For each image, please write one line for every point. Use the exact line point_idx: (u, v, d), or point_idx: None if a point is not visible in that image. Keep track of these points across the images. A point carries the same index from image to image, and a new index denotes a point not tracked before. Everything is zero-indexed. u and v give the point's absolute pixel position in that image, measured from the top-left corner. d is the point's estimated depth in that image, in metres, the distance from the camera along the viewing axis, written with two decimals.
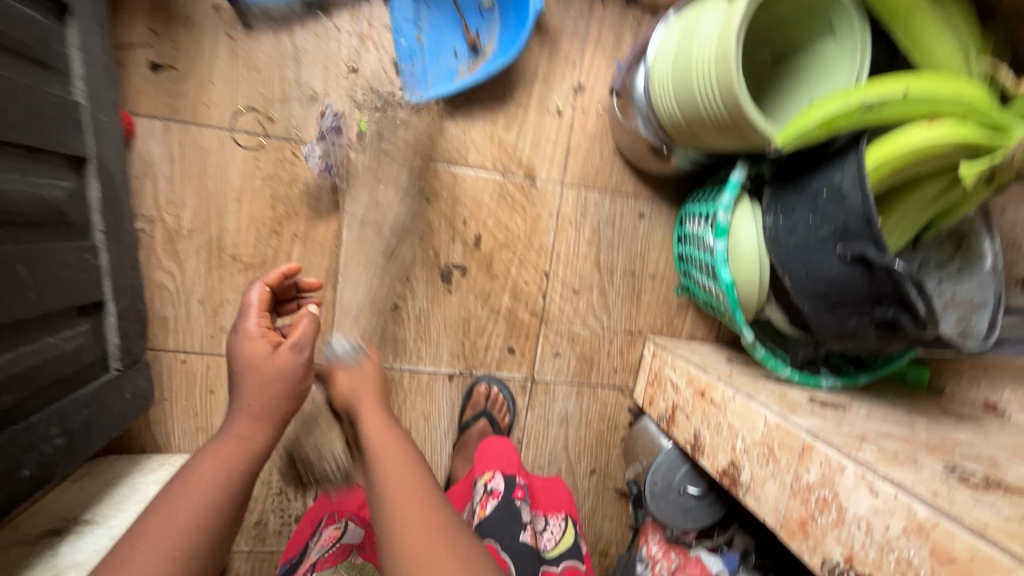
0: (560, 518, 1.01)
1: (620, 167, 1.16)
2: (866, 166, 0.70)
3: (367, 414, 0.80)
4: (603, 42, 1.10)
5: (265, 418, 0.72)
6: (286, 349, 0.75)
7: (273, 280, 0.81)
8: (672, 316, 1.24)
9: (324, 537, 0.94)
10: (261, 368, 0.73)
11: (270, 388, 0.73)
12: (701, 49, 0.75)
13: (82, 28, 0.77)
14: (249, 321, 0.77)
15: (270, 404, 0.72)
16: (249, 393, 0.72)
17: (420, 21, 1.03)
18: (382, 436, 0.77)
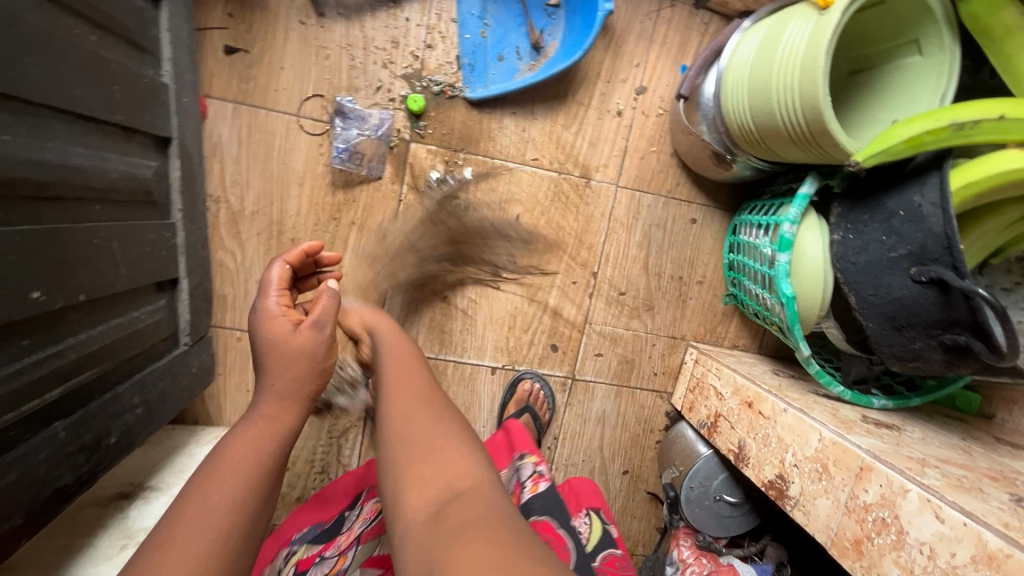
0: (584, 516, 0.96)
1: (676, 171, 1.15)
2: (950, 188, 0.69)
3: (394, 374, 0.77)
4: (670, 45, 1.09)
5: (294, 397, 0.73)
6: (306, 329, 0.76)
7: (291, 258, 0.83)
8: (716, 323, 1.24)
9: (367, 511, 0.88)
10: (282, 344, 0.74)
11: (292, 366, 0.73)
12: (783, 61, 0.74)
13: (173, 11, 0.78)
14: (271, 300, 0.79)
15: (297, 384, 0.74)
16: (278, 371, 0.73)
17: (486, 16, 1.03)
18: (413, 387, 0.74)
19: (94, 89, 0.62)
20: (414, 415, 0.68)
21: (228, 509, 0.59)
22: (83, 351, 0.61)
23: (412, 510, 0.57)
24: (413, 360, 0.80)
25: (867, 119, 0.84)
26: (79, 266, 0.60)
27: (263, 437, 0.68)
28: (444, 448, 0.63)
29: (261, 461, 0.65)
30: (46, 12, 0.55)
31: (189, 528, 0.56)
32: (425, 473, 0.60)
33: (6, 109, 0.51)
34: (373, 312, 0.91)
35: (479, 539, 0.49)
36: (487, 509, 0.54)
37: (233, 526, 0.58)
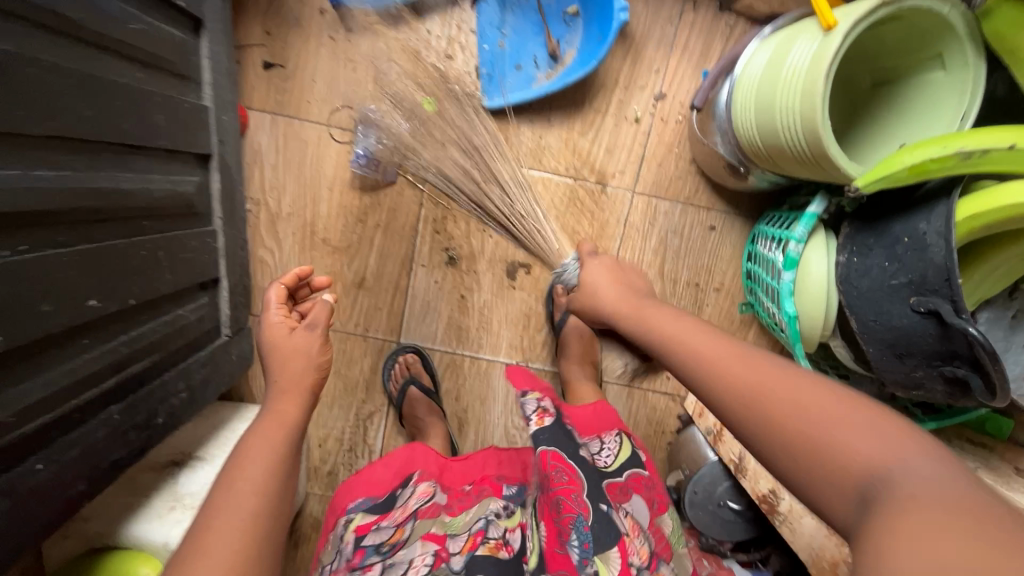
0: (615, 435, 0.96)
1: (695, 178, 1.14)
2: (955, 218, 0.67)
3: (700, 350, 0.63)
4: (690, 50, 1.08)
5: (303, 389, 0.83)
6: (301, 331, 0.86)
7: (288, 279, 0.91)
8: (732, 331, 1.23)
9: (419, 490, 0.88)
10: (280, 345, 0.85)
11: (290, 364, 0.84)
12: (786, 81, 0.74)
13: (212, 39, 0.87)
14: (272, 312, 0.88)
15: (299, 376, 0.83)
16: (281, 373, 0.83)
17: (504, 27, 1.06)
18: (724, 355, 0.61)
19: (141, 121, 0.71)
20: (759, 382, 0.55)
21: (260, 493, 0.69)
22: (134, 345, 0.72)
23: (842, 510, 0.45)
24: (700, 329, 0.68)
25: (885, 137, 0.82)
26: (131, 275, 0.71)
27: (277, 432, 0.77)
28: (849, 418, 0.48)
29: (279, 450, 0.75)
30: (99, 59, 0.64)
31: (247, 493, 0.68)
32: (772, 395, 0.53)
33: (68, 148, 0.60)
34: (609, 281, 0.88)
35: (945, 522, 0.36)
36: (930, 478, 0.41)
37: (260, 506, 0.68)
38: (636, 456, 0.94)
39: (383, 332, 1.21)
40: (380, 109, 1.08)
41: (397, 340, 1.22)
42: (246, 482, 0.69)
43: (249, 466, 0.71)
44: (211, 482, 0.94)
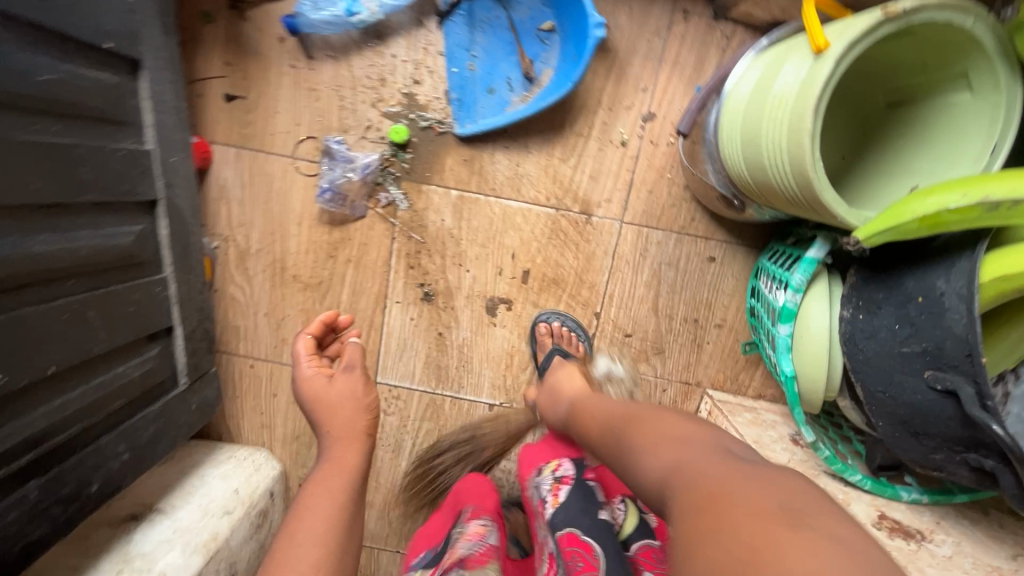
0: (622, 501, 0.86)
1: (691, 205, 1.03)
2: (980, 278, 0.56)
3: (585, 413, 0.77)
4: (681, 65, 0.97)
5: (355, 437, 0.89)
6: (338, 377, 0.93)
7: (315, 326, 0.97)
8: (737, 371, 1.10)
9: (471, 532, 0.86)
10: (323, 396, 0.91)
11: (340, 410, 0.90)
12: (772, 113, 0.62)
13: (154, 79, 0.83)
14: (305, 365, 0.94)
15: (351, 418, 0.90)
16: (330, 423, 0.90)
17: (474, 47, 0.98)
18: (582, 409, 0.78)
19: (59, 177, 0.66)
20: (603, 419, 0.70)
21: (320, 546, 0.73)
22: (58, 416, 0.68)
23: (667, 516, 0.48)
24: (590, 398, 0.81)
25: (902, 167, 0.70)
26: (51, 342, 0.66)
27: (335, 480, 0.82)
28: (650, 424, 0.60)
29: (344, 497, 0.81)
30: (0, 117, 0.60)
31: (305, 545, 0.72)
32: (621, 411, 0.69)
33: None
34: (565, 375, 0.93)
35: (726, 522, 0.39)
36: (708, 476, 0.45)
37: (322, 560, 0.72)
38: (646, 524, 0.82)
39: None
40: (344, 141, 1.02)
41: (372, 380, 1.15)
42: (307, 533, 0.74)
43: (307, 518, 0.76)
44: (165, 538, 0.89)
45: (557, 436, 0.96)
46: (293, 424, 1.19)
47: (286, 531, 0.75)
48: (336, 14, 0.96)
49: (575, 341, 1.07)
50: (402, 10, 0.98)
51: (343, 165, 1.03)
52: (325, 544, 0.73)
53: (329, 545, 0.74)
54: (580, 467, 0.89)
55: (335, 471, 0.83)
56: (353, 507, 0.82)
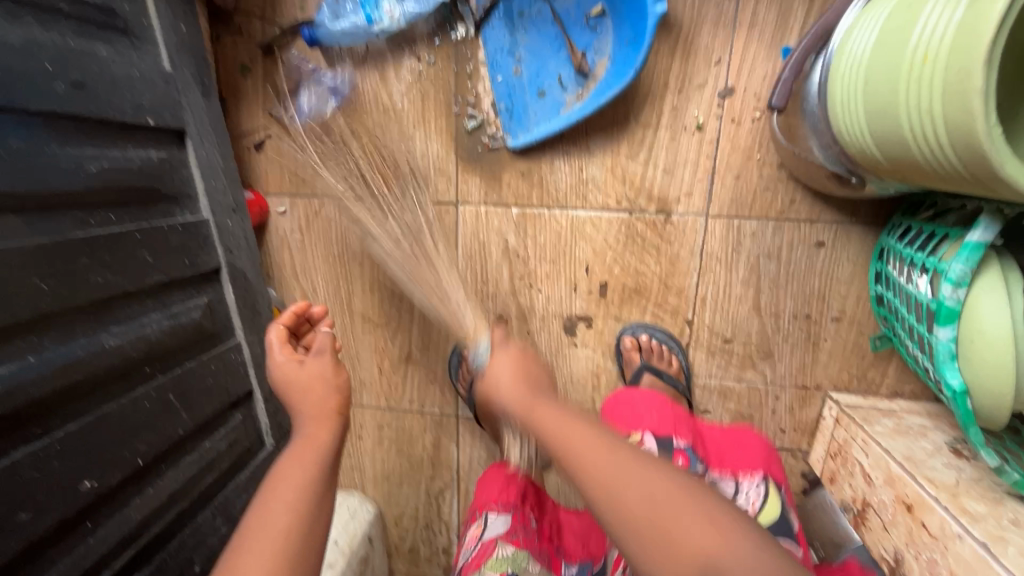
0: (756, 480, 0.82)
1: (789, 185, 0.88)
2: None
3: (558, 434, 0.60)
4: (760, 26, 0.83)
5: (330, 415, 0.64)
6: (311, 360, 0.68)
7: (289, 317, 0.73)
8: (864, 368, 0.95)
9: (470, 538, 0.84)
10: (291, 384, 0.67)
11: (311, 395, 0.65)
12: (913, 74, 0.49)
13: (200, 144, 0.80)
14: (275, 354, 0.69)
15: (323, 401, 0.65)
16: (302, 407, 0.65)
17: (517, 49, 0.89)
18: (580, 430, 0.59)
19: (120, 265, 0.65)
20: (614, 468, 0.55)
21: (294, 511, 0.54)
22: (150, 507, 0.67)
23: None
24: (553, 404, 0.65)
25: None
26: (136, 433, 0.66)
27: (310, 452, 0.60)
28: (618, 462, 0.55)
29: (319, 469, 0.59)
30: (53, 219, 0.58)
31: (277, 512, 0.53)
32: (560, 427, 0.60)
33: (33, 329, 0.56)
34: (508, 370, 0.71)
35: None
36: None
37: (296, 524, 0.53)
38: (785, 520, 0.78)
39: (439, 407, 1.11)
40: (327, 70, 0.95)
41: (454, 413, 1.11)
42: (278, 504, 0.54)
43: (283, 480, 0.56)
44: None
45: (643, 394, 0.89)
46: (381, 464, 1.17)
47: (257, 497, 0.56)
48: (357, 23, 0.88)
49: (666, 354, 0.97)
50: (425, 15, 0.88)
51: (313, 92, 0.95)
52: (300, 509, 0.54)
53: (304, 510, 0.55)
54: (669, 452, 0.81)
55: (311, 442, 0.61)
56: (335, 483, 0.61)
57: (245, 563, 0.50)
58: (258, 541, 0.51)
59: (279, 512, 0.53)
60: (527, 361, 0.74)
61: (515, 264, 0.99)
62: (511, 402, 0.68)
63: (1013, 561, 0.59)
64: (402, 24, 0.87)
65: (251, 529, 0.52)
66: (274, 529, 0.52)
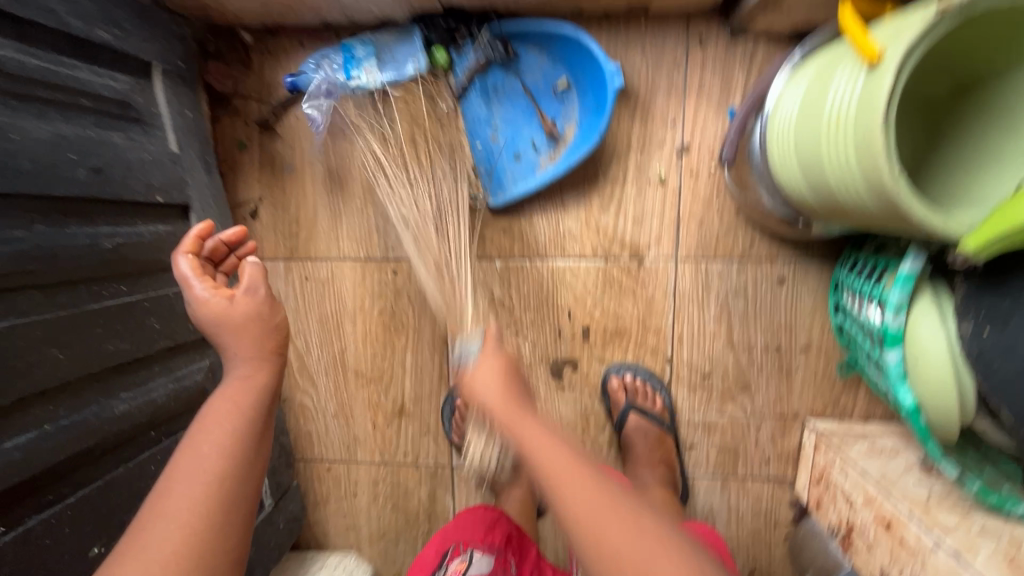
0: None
1: (748, 228, 0.97)
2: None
3: (525, 441, 0.65)
4: (708, 89, 0.93)
5: (267, 355, 0.65)
6: (242, 295, 0.65)
7: (192, 243, 0.65)
8: (836, 395, 1.00)
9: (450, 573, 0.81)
10: (222, 322, 0.63)
11: (248, 335, 0.63)
12: (831, 134, 0.58)
13: (203, 217, 0.86)
14: (198, 289, 0.63)
15: (261, 343, 0.64)
16: (235, 349, 0.63)
17: (494, 119, 0.98)
18: (573, 468, 0.61)
19: (130, 334, 0.69)
20: (590, 492, 0.59)
21: (220, 456, 0.56)
22: None
23: None
24: (525, 418, 0.69)
25: (994, 155, 0.61)
26: (142, 497, 0.69)
27: (242, 396, 0.61)
28: (585, 489, 0.59)
29: (251, 418, 0.61)
30: (69, 294, 0.62)
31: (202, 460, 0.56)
32: (524, 432, 0.67)
33: (50, 399, 0.59)
34: (499, 379, 0.75)
35: None
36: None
37: (224, 470, 0.56)
38: None
39: (434, 458, 1.13)
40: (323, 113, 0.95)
41: (449, 464, 1.13)
42: (207, 444, 0.57)
43: (210, 427, 0.58)
44: None
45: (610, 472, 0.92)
46: (377, 521, 1.17)
47: (187, 440, 0.58)
48: (335, 78, 0.94)
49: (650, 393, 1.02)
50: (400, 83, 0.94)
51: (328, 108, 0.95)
52: (227, 456, 0.57)
53: (232, 455, 0.57)
54: None
55: (245, 387, 0.63)
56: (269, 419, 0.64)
57: (166, 504, 0.53)
58: (187, 485, 0.54)
59: (208, 456, 0.56)
60: (507, 366, 0.79)
61: (501, 312, 1.04)
62: (499, 416, 0.71)
63: (984, 567, 0.63)
64: (380, 86, 0.93)
65: (180, 474, 0.55)
66: (199, 477, 0.54)
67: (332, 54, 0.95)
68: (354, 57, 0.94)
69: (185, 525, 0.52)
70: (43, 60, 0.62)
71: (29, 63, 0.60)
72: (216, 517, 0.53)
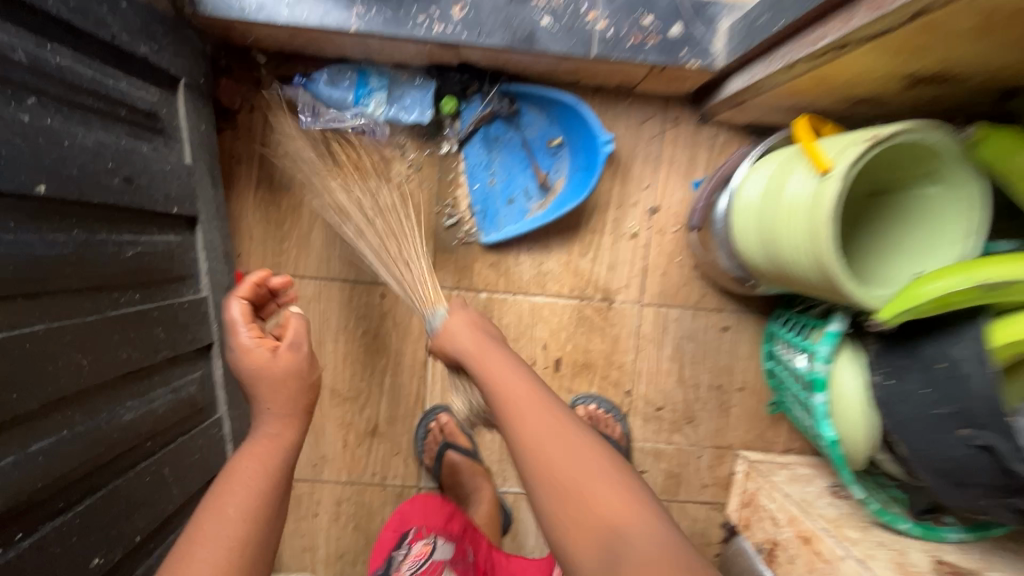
0: None
1: (701, 282, 1.13)
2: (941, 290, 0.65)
3: (569, 472, 0.57)
4: (677, 162, 1.09)
5: (298, 412, 0.68)
6: (285, 350, 0.68)
7: (248, 289, 0.71)
8: (764, 429, 1.17)
9: (414, 553, 0.90)
10: (264, 374, 0.66)
11: (284, 389, 0.66)
12: (788, 219, 0.73)
13: (207, 229, 0.87)
14: (243, 336, 0.68)
15: (295, 402, 0.67)
16: (268, 399, 0.66)
17: (492, 165, 1.08)
18: (535, 397, 0.64)
19: (141, 343, 0.69)
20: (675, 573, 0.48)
21: (248, 516, 0.57)
22: None
23: None
24: (569, 441, 0.59)
25: (895, 248, 0.80)
26: (135, 509, 0.68)
27: (270, 451, 0.63)
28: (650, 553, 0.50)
29: (278, 473, 0.62)
30: (93, 300, 0.62)
31: (231, 519, 0.56)
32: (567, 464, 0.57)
33: (68, 406, 0.58)
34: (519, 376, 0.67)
35: None
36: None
37: (251, 532, 0.56)
38: None
39: (401, 478, 1.16)
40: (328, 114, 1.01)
41: (416, 484, 1.16)
42: (234, 508, 0.57)
43: (238, 488, 0.58)
44: None
45: None
46: (336, 541, 1.16)
47: (212, 498, 0.58)
48: (345, 99, 1.00)
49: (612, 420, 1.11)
50: (404, 117, 1.01)
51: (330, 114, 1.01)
52: (254, 515, 0.57)
53: (257, 514, 0.58)
54: None
55: (273, 444, 0.64)
56: (289, 483, 0.65)
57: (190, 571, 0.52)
58: (211, 548, 0.54)
59: (233, 520, 0.56)
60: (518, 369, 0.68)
61: None
62: (464, 344, 0.73)
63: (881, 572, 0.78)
64: (383, 118, 1.01)
65: (203, 536, 0.54)
66: (225, 544, 0.54)
67: (347, 72, 1.00)
68: (368, 86, 1.00)
69: None
70: (92, 70, 0.64)
71: (80, 73, 0.62)
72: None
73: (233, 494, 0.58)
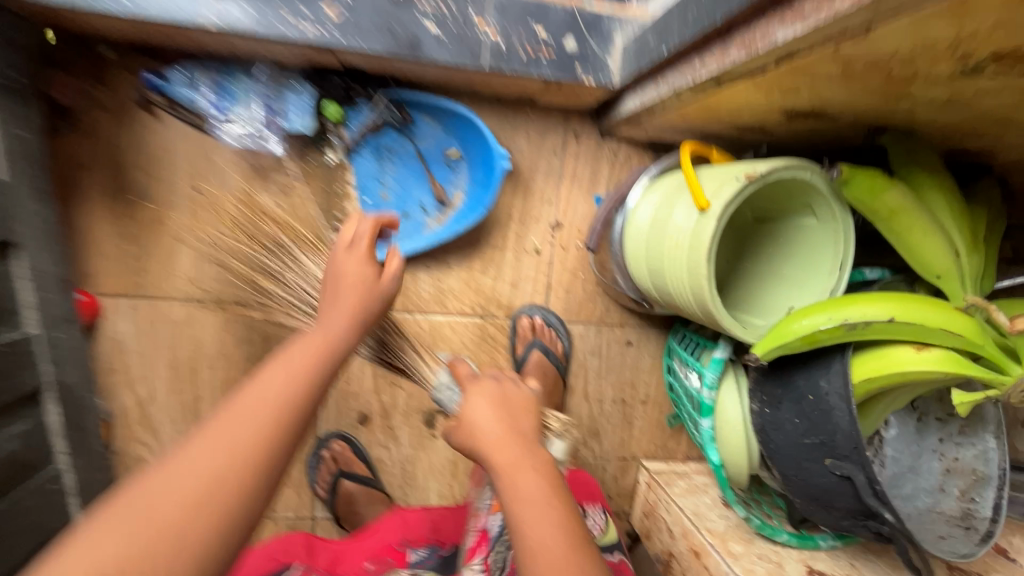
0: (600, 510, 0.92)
1: (605, 298, 1.12)
2: (817, 323, 0.65)
3: None
4: (580, 177, 1.06)
5: (358, 320, 0.65)
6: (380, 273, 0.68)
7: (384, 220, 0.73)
8: (666, 439, 1.20)
9: None
10: (357, 280, 0.67)
11: (358, 295, 0.65)
12: (671, 251, 0.72)
13: (29, 255, 0.75)
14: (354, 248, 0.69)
15: (363, 310, 0.65)
16: (339, 302, 0.65)
17: (385, 177, 1.00)
18: (570, 557, 0.55)
19: None
20: None
21: (273, 411, 0.52)
22: None
23: None
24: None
25: (775, 276, 0.82)
26: None
27: (322, 351, 0.59)
28: None
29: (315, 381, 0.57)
30: None
31: (258, 409, 0.51)
32: None
33: None
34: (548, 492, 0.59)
35: None
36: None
37: (276, 424, 0.51)
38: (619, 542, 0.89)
39: (294, 510, 1.08)
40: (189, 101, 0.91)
41: (312, 515, 1.09)
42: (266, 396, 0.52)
43: (271, 382, 0.53)
44: None
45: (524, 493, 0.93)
46: None
47: (260, 378, 0.54)
48: (209, 104, 0.89)
49: (552, 334, 1.07)
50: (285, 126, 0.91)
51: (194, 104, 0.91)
52: (285, 415, 0.52)
53: (293, 404, 0.53)
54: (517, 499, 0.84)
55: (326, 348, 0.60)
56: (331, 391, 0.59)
57: (214, 443, 0.48)
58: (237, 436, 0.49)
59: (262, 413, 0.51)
60: (550, 486, 0.61)
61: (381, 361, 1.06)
62: (495, 459, 0.62)
63: None
64: (256, 128, 0.90)
65: (228, 417, 0.50)
66: (249, 427, 0.50)
67: (205, 75, 0.88)
68: (232, 92, 0.89)
69: (209, 476, 0.46)
70: None
71: None
72: (245, 472, 0.48)
73: (268, 384, 0.53)
